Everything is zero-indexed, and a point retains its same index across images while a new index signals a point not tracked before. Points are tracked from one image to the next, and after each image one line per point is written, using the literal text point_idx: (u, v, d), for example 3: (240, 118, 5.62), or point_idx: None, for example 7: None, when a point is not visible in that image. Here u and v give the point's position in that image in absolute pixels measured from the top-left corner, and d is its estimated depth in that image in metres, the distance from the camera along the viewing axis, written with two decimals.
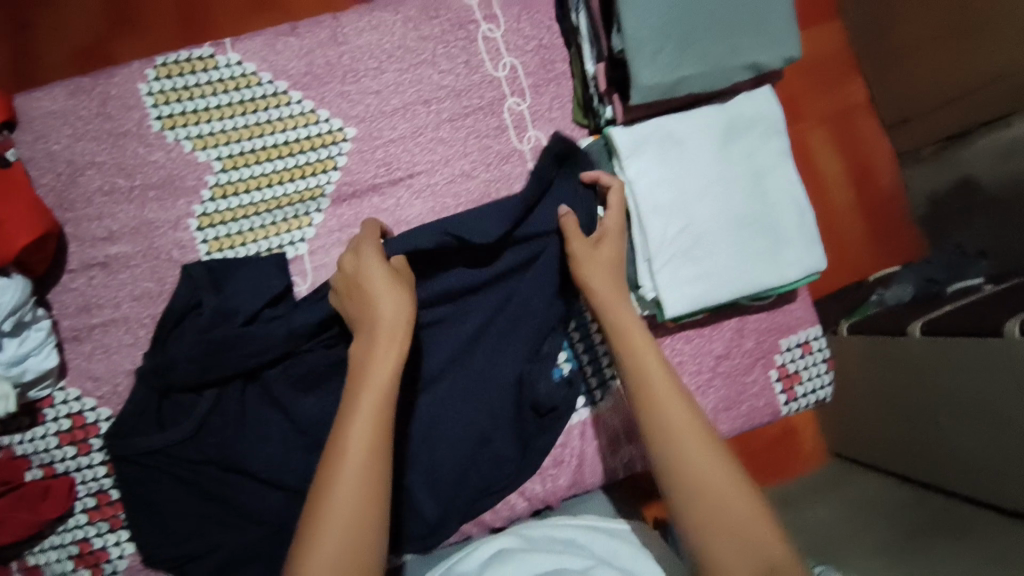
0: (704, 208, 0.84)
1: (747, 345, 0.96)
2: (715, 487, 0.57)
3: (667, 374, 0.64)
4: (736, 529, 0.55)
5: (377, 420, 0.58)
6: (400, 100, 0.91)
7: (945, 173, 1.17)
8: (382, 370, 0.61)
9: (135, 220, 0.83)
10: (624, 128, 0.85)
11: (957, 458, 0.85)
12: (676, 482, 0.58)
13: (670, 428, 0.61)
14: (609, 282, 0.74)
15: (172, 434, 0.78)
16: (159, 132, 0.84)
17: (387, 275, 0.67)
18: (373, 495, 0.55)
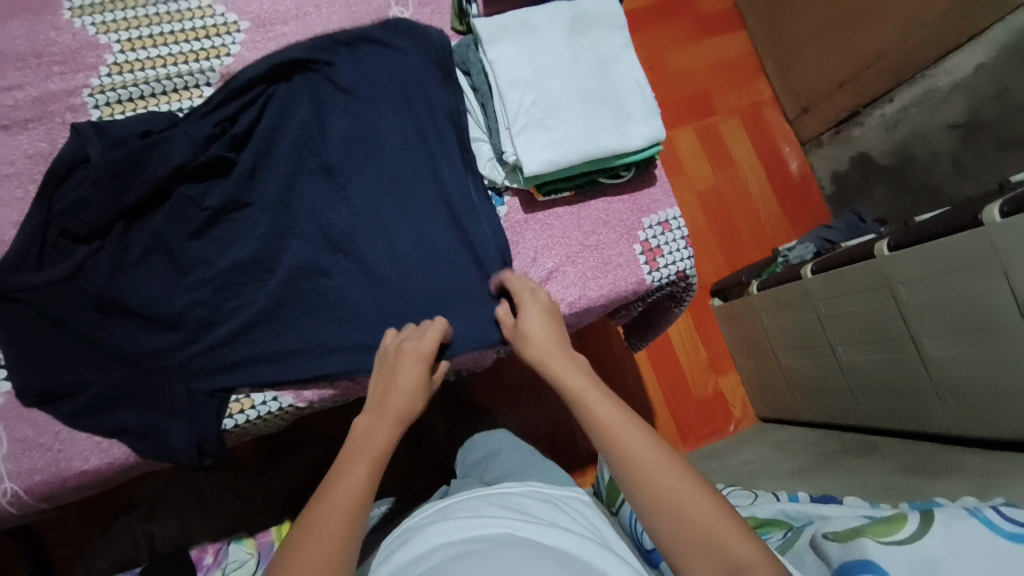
0: (555, 83, 0.95)
1: (611, 222, 1.03)
2: (670, 484, 0.63)
3: (630, 423, 0.70)
4: (694, 525, 0.60)
5: (357, 494, 0.69)
6: (293, 4, 1.02)
7: (841, 152, 1.84)
8: (358, 478, 0.71)
9: (37, 90, 0.91)
10: (485, 19, 0.97)
11: (891, 405, 1.29)
12: (660, 497, 0.63)
13: (628, 465, 0.66)
14: (544, 334, 0.85)
15: (54, 272, 0.84)
16: (67, 18, 0.94)
17: (414, 360, 0.85)
18: (353, 509, 0.67)
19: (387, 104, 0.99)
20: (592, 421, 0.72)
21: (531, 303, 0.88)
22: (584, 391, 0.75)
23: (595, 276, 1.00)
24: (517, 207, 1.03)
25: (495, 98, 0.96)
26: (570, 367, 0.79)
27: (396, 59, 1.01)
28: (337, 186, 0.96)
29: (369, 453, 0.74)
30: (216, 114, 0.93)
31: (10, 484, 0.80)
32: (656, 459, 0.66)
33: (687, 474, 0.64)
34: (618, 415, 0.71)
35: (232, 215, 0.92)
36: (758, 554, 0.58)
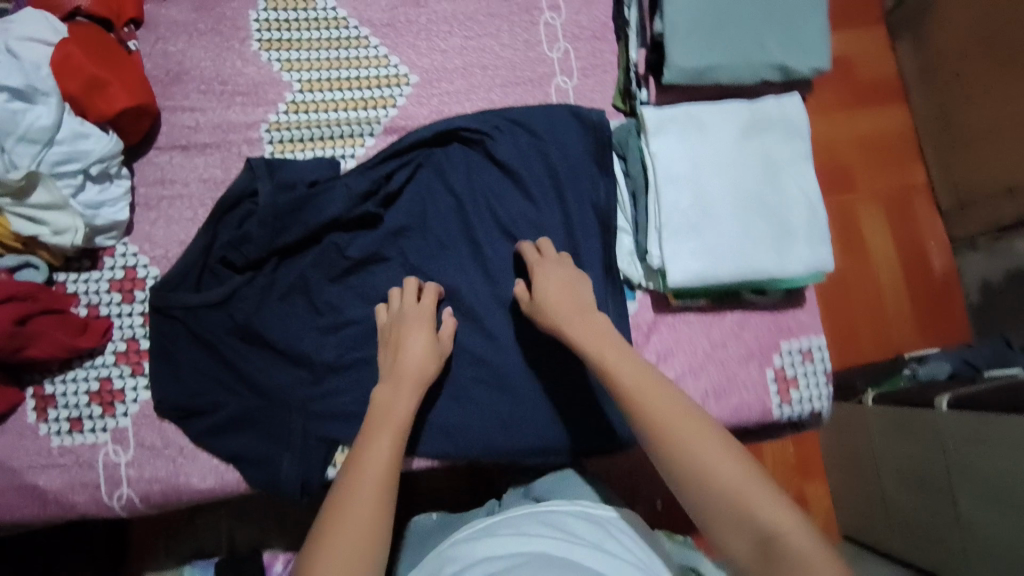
0: (717, 189, 0.88)
1: (746, 339, 0.95)
2: (694, 447, 0.67)
3: (660, 386, 0.73)
4: (732, 488, 0.64)
5: (380, 487, 0.72)
6: (462, 62, 1.03)
7: (996, 262, 1.41)
8: (375, 458, 0.74)
9: (220, 117, 0.97)
10: (655, 108, 0.92)
11: (937, 557, 1.07)
12: (703, 478, 0.66)
13: (667, 443, 0.68)
14: (563, 291, 0.84)
15: (207, 296, 0.89)
16: (256, 51, 1.00)
17: (418, 318, 0.86)
18: (383, 485, 0.72)
19: (539, 176, 0.97)
20: (620, 384, 0.73)
21: (551, 275, 0.85)
22: (601, 345, 0.77)
23: (717, 396, 0.92)
24: (648, 304, 0.96)
25: (651, 195, 0.90)
26: (598, 335, 0.78)
27: (550, 125, 0.98)
28: (470, 254, 0.95)
29: (389, 425, 0.77)
30: (376, 171, 0.94)
31: (126, 490, 0.87)
32: (678, 426, 0.69)
33: (710, 433, 0.68)
34: (638, 377, 0.73)
35: (370, 267, 0.94)
36: (778, 509, 0.63)
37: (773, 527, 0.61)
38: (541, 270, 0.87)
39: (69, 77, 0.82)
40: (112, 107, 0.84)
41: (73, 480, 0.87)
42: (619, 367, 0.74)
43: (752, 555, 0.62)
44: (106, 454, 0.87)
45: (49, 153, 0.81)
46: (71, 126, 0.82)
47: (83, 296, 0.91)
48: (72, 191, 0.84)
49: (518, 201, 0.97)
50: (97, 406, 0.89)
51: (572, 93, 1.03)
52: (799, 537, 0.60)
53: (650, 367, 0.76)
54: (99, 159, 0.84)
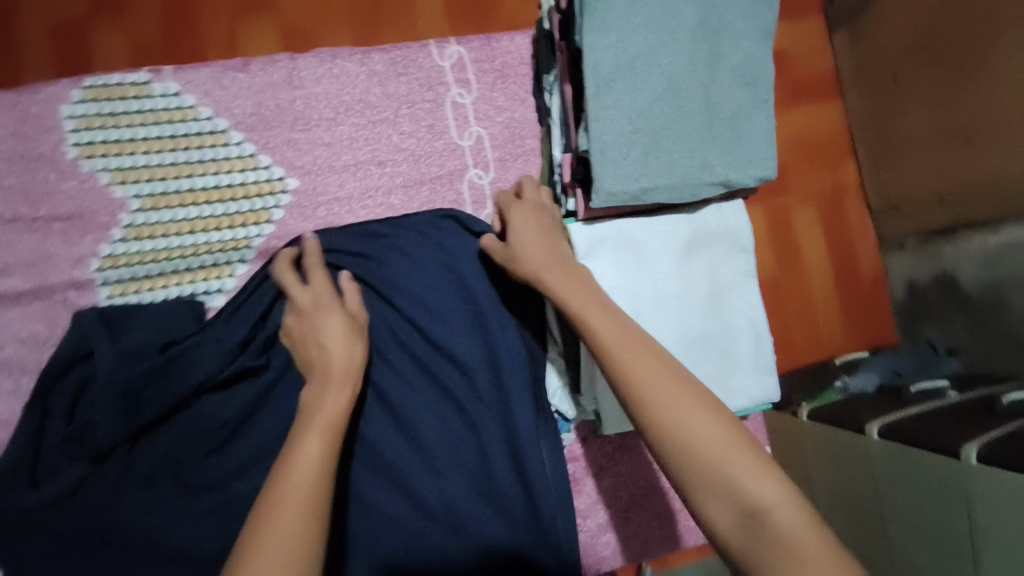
0: (657, 325, 0.75)
1: None
2: (679, 412, 0.52)
3: (650, 353, 0.57)
4: (711, 458, 0.50)
5: (311, 502, 0.54)
6: (353, 157, 0.85)
7: (925, 265, 1.04)
8: (305, 466, 0.56)
9: (34, 253, 0.76)
10: (585, 225, 0.77)
11: None
12: (684, 446, 0.51)
13: (649, 394, 0.54)
14: (537, 240, 0.70)
15: (40, 496, 0.70)
16: (74, 159, 0.77)
17: (343, 323, 0.70)
18: (315, 501, 0.54)
19: (452, 291, 0.81)
20: (605, 351, 0.58)
21: (525, 221, 0.71)
22: (585, 303, 0.62)
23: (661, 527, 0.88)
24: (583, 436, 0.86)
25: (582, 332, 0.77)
26: (576, 283, 0.65)
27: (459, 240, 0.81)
28: (376, 402, 0.80)
29: (319, 430, 0.59)
30: (249, 312, 0.76)
31: None
32: (666, 389, 0.54)
33: (698, 402, 0.53)
34: (624, 339, 0.58)
35: (253, 428, 0.75)
36: (777, 492, 0.48)
37: (770, 504, 0.47)
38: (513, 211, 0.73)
39: None
40: None
41: None
42: (608, 338, 0.58)
43: (736, 525, 0.48)
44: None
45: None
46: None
47: None
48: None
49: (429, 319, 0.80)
50: None
51: (489, 190, 0.87)
52: (795, 520, 0.46)
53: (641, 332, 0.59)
54: None
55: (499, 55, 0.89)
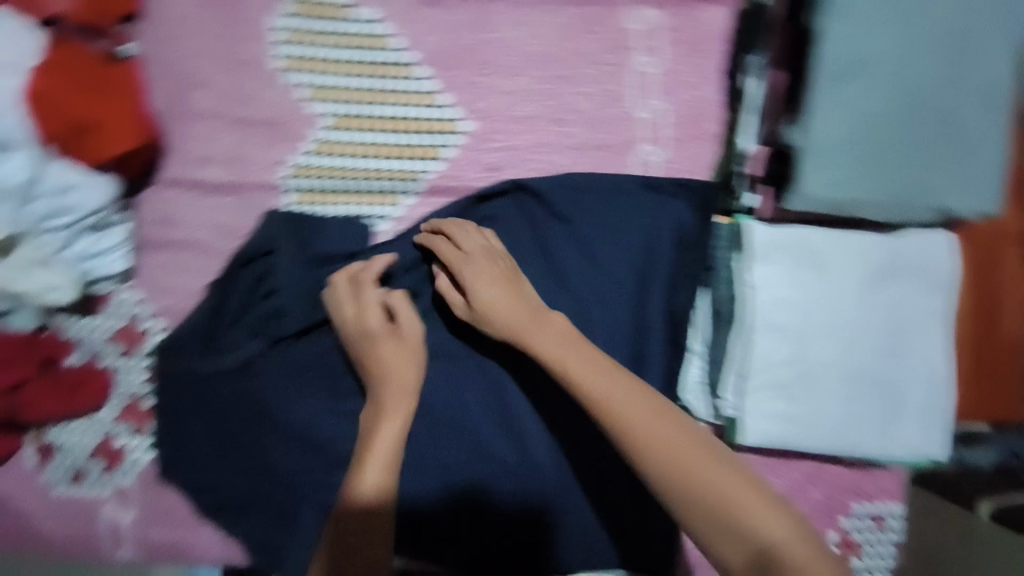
0: (824, 346, 0.72)
1: (813, 495, 0.83)
2: (680, 456, 0.57)
3: (639, 392, 0.61)
4: (722, 501, 0.54)
5: (395, 442, 0.69)
6: (526, 111, 0.84)
7: None
8: (386, 442, 0.68)
9: (233, 151, 0.82)
10: (767, 226, 0.73)
11: None
12: (684, 489, 0.55)
13: (655, 448, 0.57)
14: (501, 285, 0.73)
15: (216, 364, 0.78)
16: (281, 70, 0.82)
17: (505, 271, 0.74)
18: (390, 462, 0.68)
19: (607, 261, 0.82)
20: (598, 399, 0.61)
21: (482, 279, 0.73)
22: (567, 358, 0.65)
23: None
24: None
25: (738, 334, 0.73)
26: (567, 345, 0.66)
27: (620, 216, 0.82)
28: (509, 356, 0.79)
29: (397, 405, 0.71)
30: None
31: (126, 553, 0.84)
32: (667, 437, 0.58)
33: (703, 452, 0.57)
34: (631, 393, 0.60)
35: None
36: (783, 527, 0.53)
37: (778, 540, 0.52)
38: (460, 259, 0.75)
39: (47, 118, 0.68)
40: (107, 152, 0.71)
41: (69, 538, 0.84)
42: (607, 394, 0.61)
43: (748, 563, 0.52)
44: (106, 512, 0.84)
45: (31, 207, 0.70)
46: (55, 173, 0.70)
47: (85, 344, 0.84)
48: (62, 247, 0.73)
49: (586, 279, 0.82)
50: (98, 462, 0.84)
51: (659, 169, 0.83)
52: (800, 554, 0.51)
53: (630, 377, 0.63)
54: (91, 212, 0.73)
55: (692, 28, 0.83)
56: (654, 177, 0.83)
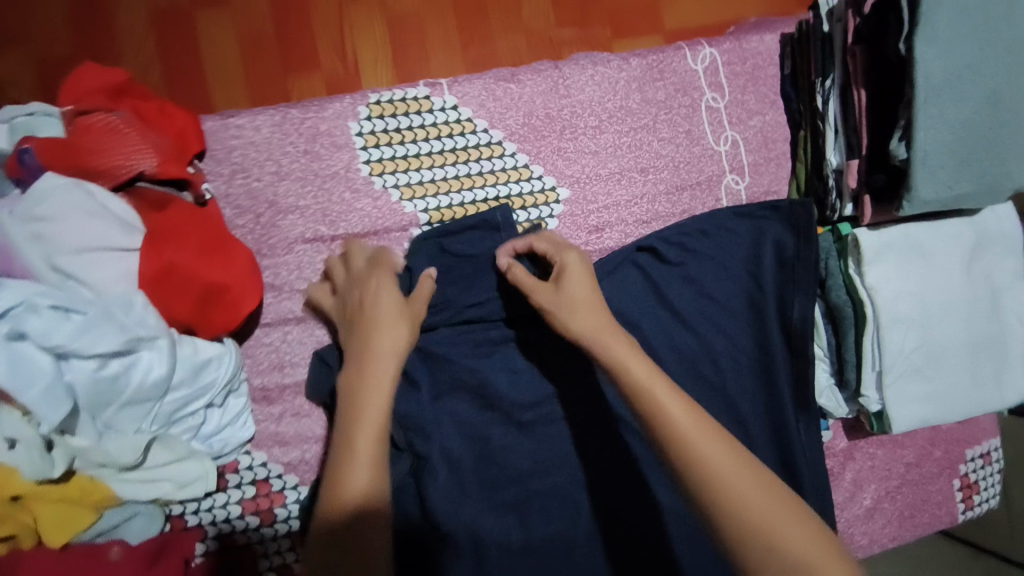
0: (944, 327, 0.79)
1: (936, 454, 0.93)
2: (766, 515, 0.47)
3: (711, 429, 0.52)
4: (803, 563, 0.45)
5: (382, 424, 0.56)
6: (617, 165, 0.85)
7: None
8: (377, 382, 0.58)
9: None
10: (871, 229, 0.79)
11: None
12: (772, 548, 0.46)
13: (731, 502, 0.48)
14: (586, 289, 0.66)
15: None
16: (367, 177, 0.78)
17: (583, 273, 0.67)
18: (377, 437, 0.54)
19: (722, 287, 0.85)
20: (664, 430, 0.52)
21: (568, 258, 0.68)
22: (659, 390, 0.54)
23: (911, 516, 0.91)
24: (840, 431, 0.89)
25: (868, 333, 0.79)
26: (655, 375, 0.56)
27: (720, 250, 0.85)
28: None
29: (383, 375, 0.58)
30: None
31: None
32: (739, 478, 0.49)
33: (787, 507, 0.48)
34: (702, 430, 0.52)
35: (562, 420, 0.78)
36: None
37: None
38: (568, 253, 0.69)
39: (177, 298, 0.61)
40: (240, 314, 0.64)
41: None
42: (707, 453, 0.50)
43: None
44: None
45: (163, 406, 0.62)
46: (186, 365, 0.61)
47: (211, 526, 0.71)
48: (191, 432, 0.66)
49: (711, 310, 0.85)
50: None
51: (747, 196, 0.88)
52: None
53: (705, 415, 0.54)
54: (225, 386, 0.64)
55: (748, 57, 0.90)
56: (743, 206, 0.87)
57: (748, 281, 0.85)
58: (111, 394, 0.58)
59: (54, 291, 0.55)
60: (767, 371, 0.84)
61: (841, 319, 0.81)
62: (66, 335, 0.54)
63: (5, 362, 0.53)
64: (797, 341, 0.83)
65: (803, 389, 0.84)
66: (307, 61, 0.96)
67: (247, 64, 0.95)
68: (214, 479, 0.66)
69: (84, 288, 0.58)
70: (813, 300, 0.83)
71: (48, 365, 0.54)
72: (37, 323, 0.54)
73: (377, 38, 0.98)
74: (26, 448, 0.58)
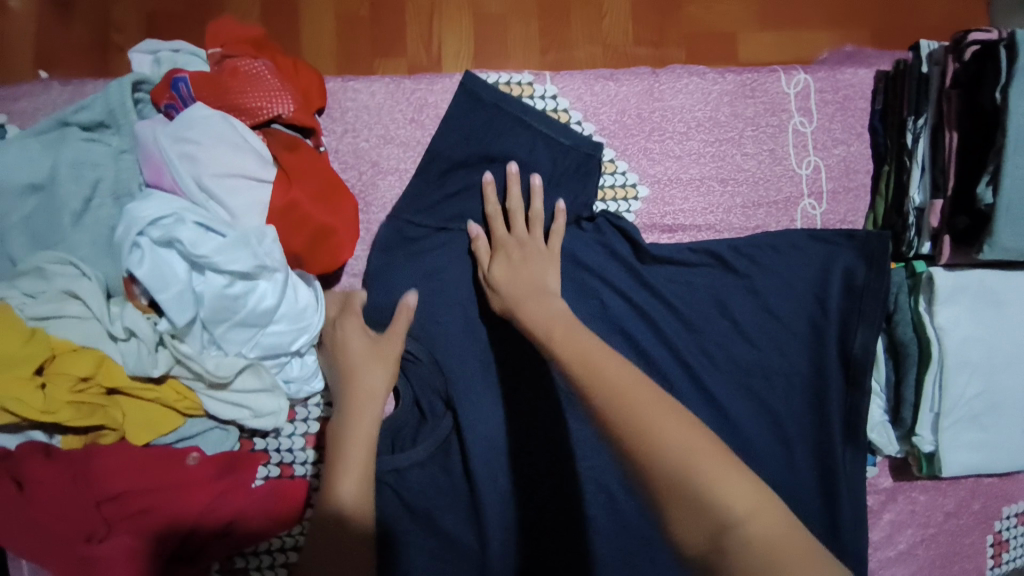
0: (1009, 377, 0.80)
1: (975, 506, 0.91)
2: (647, 409, 0.50)
3: (613, 352, 0.56)
4: (680, 454, 0.46)
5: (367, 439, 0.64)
6: (699, 172, 0.89)
7: None
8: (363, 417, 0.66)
9: (425, 232, 0.81)
10: (947, 270, 0.82)
11: None
12: (652, 441, 0.47)
13: (616, 400, 0.51)
14: (534, 277, 0.74)
15: (417, 452, 0.75)
16: None
17: (539, 257, 0.76)
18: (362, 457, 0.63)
19: (785, 304, 0.87)
20: (563, 361, 0.57)
21: (517, 253, 0.76)
22: (555, 330, 0.62)
23: (943, 566, 0.90)
24: (885, 469, 0.89)
25: (930, 375, 0.80)
26: (568, 327, 0.62)
27: (788, 268, 0.87)
28: (709, 403, 0.85)
29: (371, 386, 0.67)
30: (609, 286, 0.86)
31: None
32: (627, 386, 0.52)
33: (667, 410, 0.50)
34: (598, 350, 0.56)
35: None
36: (747, 501, 0.45)
37: (742, 518, 0.44)
38: (516, 243, 0.77)
39: (295, 232, 0.67)
40: (337, 260, 0.70)
41: None
42: (598, 369, 0.54)
43: (706, 537, 0.44)
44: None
45: (264, 335, 0.67)
46: (292, 307, 0.67)
47: (274, 454, 0.74)
48: (279, 367, 0.70)
49: (770, 326, 0.87)
50: None
51: (821, 220, 0.91)
52: (769, 530, 0.43)
53: (606, 345, 0.58)
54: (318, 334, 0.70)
55: (842, 88, 0.92)
56: (818, 231, 0.89)
57: (810, 303, 0.87)
58: (231, 311, 0.64)
59: (200, 211, 0.63)
60: (818, 393, 0.86)
61: (904, 357, 0.83)
62: (211, 249, 0.61)
63: (152, 263, 0.61)
64: (847, 369, 0.86)
65: (853, 418, 0.85)
66: (394, 46, 1.01)
67: (340, 43, 1.01)
68: (283, 419, 0.70)
69: (223, 212, 0.65)
70: (872, 328, 0.85)
71: (182, 273, 0.62)
72: (187, 232, 0.61)
73: (462, 27, 1.02)
74: (138, 344, 0.64)
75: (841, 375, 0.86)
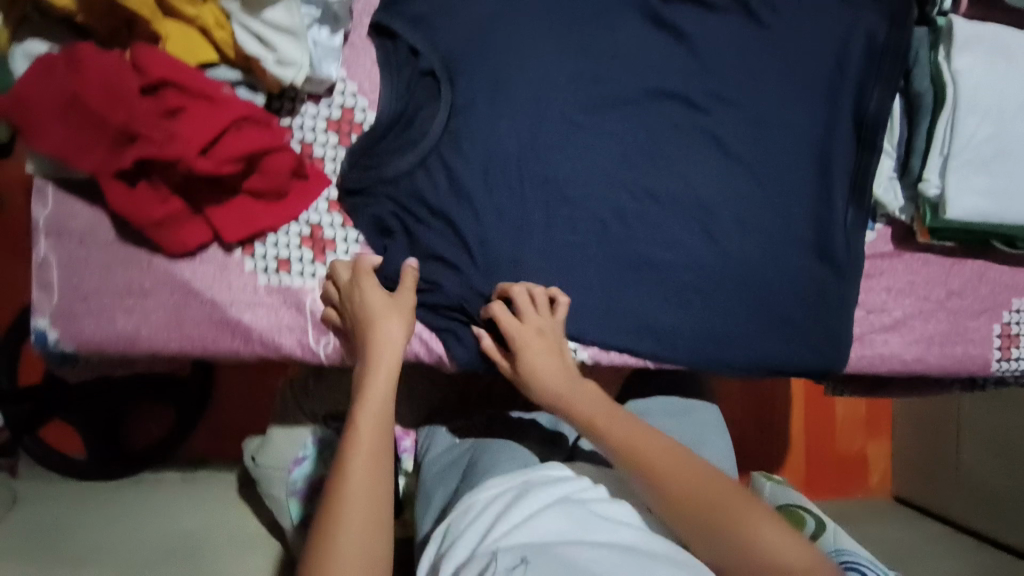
0: (1023, 123, 0.81)
1: (981, 291, 0.90)
2: (720, 508, 0.63)
3: (669, 445, 0.70)
4: (750, 547, 0.60)
5: (373, 483, 0.64)
6: None
7: None
8: (361, 466, 0.65)
9: None
10: (966, 20, 0.82)
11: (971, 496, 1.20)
12: (728, 533, 0.62)
13: (692, 504, 0.64)
14: (553, 376, 0.77)
15: (408, 157, 0.81)
16: None
17: (548, 340, 0.79)
18: (378, 500, 0.63)
19: (807, 62, 0.85)
20: (624, 450, 0.70)
21: (536, 347, 0.78)
22: (610, 421, 0.72)
23: (941, 344, 0.90)
24: (886, 238, 0.90)
25: (942, 116, 0.81)
26: (618, 420, 0.72)
27: (811, 24, 0.85)
28: (716, 151, 0.85)
29: (381, 403, 0.68)
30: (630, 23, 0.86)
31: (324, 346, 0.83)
32: (694, 480, 0.66)
33: (733, 497, 0.64)
34: (663, 455, 0.68)
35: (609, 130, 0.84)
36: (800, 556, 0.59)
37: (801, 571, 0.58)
38: (527, 334, 0.78)
39: None
40: None
41: (277, 322, 0.82)
42: (665, 470, 0.67)
43: None
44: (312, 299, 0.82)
45: None
46: None
47: (297, 132, 0.83)
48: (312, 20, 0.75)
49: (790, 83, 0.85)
50: (307, 251, 0.82)
51: None
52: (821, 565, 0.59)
53: (658, 437, 0.71)
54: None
55: None
56: None
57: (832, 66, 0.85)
58: None
59: None
60: (827, 153, 0.85)
61: (918, 107, 0.83)
62: None
63: None
64: (857, 130, 0.86)
65: (853, 180, 0.86)
66: None
67: None
68: (304, 71, 0.74)
69: None
70: (889, 87, 0.84)
71: None
72: None
73: None
74: None
75: (850, 137, 0.86)
